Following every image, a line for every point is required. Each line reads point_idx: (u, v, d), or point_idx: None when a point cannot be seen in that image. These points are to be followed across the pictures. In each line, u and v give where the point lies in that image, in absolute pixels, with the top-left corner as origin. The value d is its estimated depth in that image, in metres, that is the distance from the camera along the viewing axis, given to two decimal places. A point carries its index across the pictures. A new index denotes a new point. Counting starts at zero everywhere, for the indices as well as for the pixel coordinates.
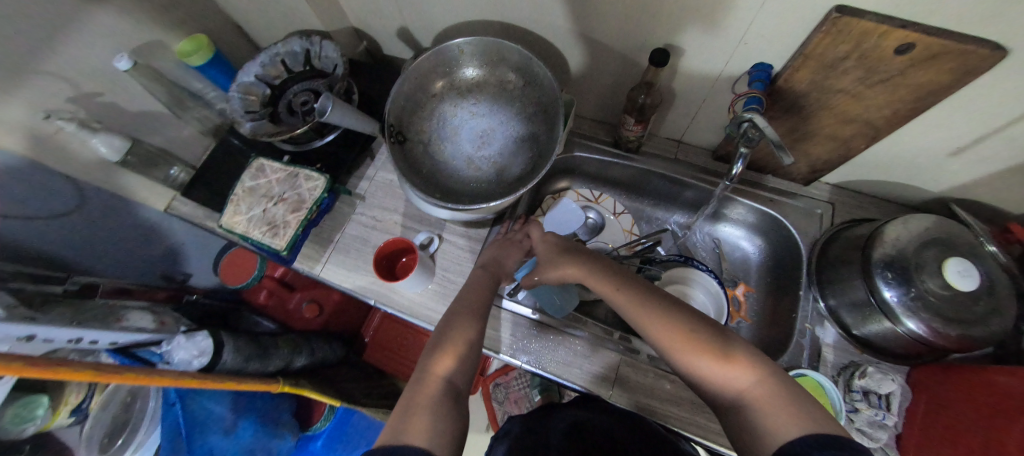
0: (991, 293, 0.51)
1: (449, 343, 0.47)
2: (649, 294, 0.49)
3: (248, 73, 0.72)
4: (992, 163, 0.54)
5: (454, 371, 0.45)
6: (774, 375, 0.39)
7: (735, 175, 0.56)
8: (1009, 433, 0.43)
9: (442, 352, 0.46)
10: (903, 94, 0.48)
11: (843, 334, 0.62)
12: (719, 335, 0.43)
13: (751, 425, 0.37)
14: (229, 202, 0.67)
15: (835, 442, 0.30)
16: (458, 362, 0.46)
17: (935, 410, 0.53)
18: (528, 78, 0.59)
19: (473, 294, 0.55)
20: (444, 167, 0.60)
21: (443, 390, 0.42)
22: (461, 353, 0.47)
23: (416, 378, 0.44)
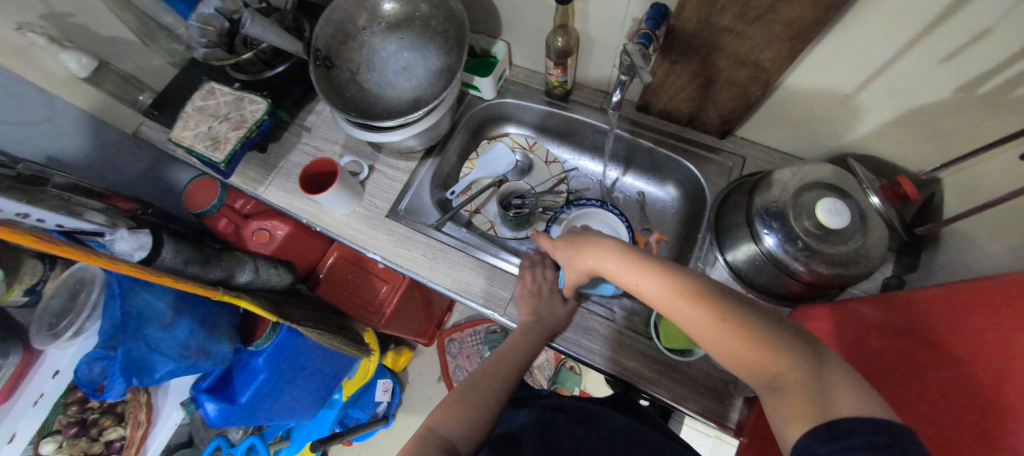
0: (858, 231, 0.53)
1: (454, 403, 0.50)
2: (679, 271, 0.45)
3: (207, 5, 0.76)
4: (877, 112, 0.56)
5: (453, 430, 0.47)
6: (810, 357, 0.34)
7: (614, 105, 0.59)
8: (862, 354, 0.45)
9: (444, 409, 0.50)
10: (779, 32, 0.50)
11: (733, 276, 0.65)
12: (749, 313, 0.38)
13: (781, 412, 0.33)
14: (180, 118, 0.73)
15: (862, 424, 0.27)
16: (462, 423, 0.48)
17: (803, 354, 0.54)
18: (445, 12, 0.63)
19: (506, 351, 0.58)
20: (368, 94, 0.65)
21: (440, 445, 0.45)
22: (463, 414, 0.49)
23: (421, 434, 0.47)
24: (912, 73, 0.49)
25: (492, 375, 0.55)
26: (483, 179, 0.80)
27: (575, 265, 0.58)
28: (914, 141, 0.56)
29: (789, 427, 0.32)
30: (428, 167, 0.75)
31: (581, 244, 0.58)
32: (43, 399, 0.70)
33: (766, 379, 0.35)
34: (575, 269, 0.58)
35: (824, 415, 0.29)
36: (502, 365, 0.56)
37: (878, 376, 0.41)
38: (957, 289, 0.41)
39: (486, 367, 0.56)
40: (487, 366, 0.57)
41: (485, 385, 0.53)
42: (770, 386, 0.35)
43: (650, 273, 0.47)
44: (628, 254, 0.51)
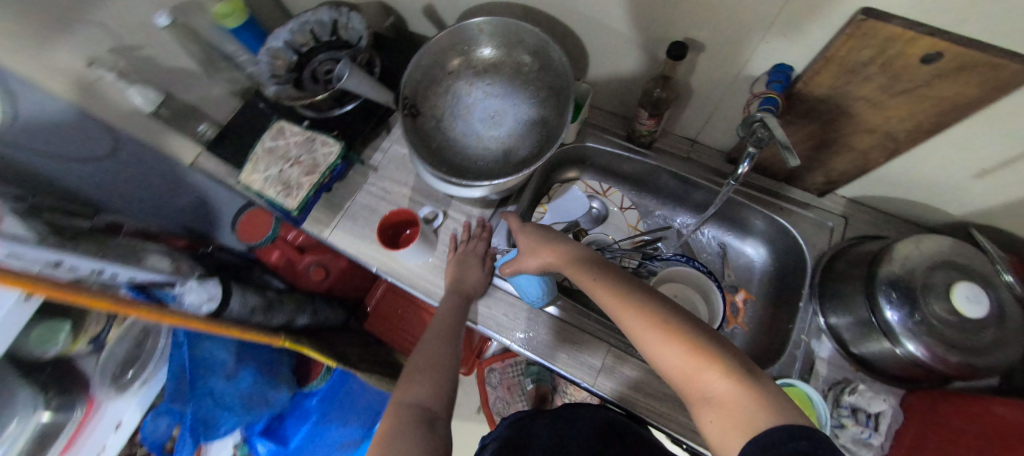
0: (998, 323, 0.49)
1: (417, 373, 0.50)
2: (626, 284, 0.47)
3: (276, 38, 0.74)
4: (1019, 190, 0.51)
5: (425, 397, 0.47)
6: (741, 368, 0.36)
7: (742, 175, 0.57)
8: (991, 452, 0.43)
9: (411, 382, 0.49)
10: (927, 107, 0.46)
11: (838, 350, 0.61)
12: (685, 322, 0.41)
13: (720, 426, 0.34)
14: (250, 160, 0.71)
15: (795, 429, 0.28)
16: (427, 389, 0.48)
17: (928, 434, 0.52)
18: (545, 62, 0.59)
19: (442, 317, 0.59)
20: (454, 143, 0.62)
21: (415, 413, 0.45)
22: (429, 382, 0.49)
23: (393, 407, 0.46)
24: None
25: (436, 341, 0.55)
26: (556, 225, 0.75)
27: (533, 253, 0.56)
28: None
29: (727, 439, 0.32)
30: (505, 214, 0.72)
31: (545, 237, 0.57)
32: (105, 453, 0.66)
33: (703, 392, 0.36)
34: (533, 257, 0.56)
35: (760, 427, 0.30)
36: (444, 330, 0.57)
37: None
38: None
39: (429, 333, 0.56)
40: (431, 330, 0.57)
41: (436, 354, 0.53)
42: (706, 397, 0.35)
43: (602, 281, 0.48)
44: (577, 251, 0.54)
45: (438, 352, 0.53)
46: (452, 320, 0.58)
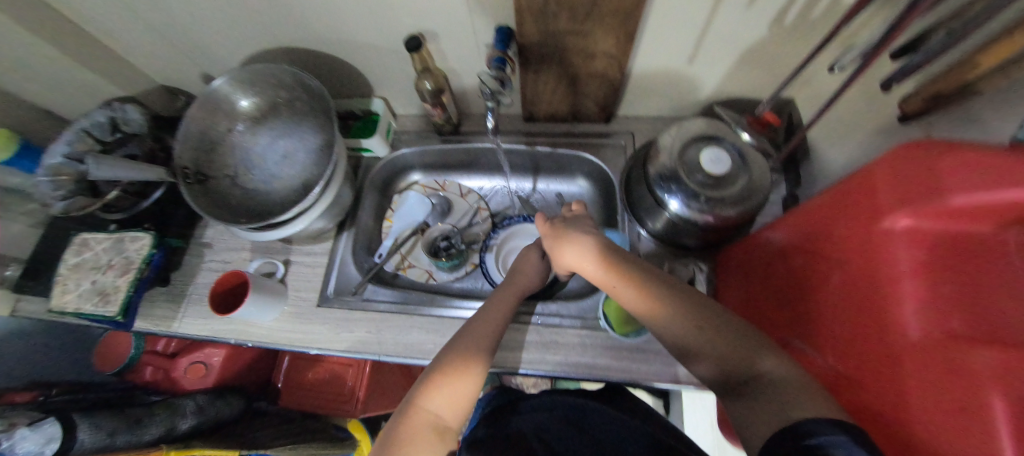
0: (738, 171, 0.60)
1: (447, 380, 0.48)
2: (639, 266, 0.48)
3: (54, 154, 0.71)
4: (719, 61, 0.64)
5: (442, 408, 0.47)
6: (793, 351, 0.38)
7: (494, 130, 0.62)
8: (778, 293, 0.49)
9: (436, 387, 0.47)
10: (612, 25, 0.55)
11: (656, 243, 0.70)
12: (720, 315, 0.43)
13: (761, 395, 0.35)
14: (56, 284, 0.67)
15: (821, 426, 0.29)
16: (451, 399, 0.47)
17: (739, 274, 0.60)
18: (306, 91, 0.62)
19: (491, 313, 0.56)
20: (254, 194, 0.63)
21: (431, 428, 0.45)
22: (453, 393, 0.47)
23: (408, 410, 0.46)
24: (731, 21, 0.57)
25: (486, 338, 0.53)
26: (405, 231, 0.77)
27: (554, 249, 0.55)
28: (756, 68, 0.65)
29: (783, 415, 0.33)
30: (343, 241, 0.72)
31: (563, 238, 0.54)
32: None
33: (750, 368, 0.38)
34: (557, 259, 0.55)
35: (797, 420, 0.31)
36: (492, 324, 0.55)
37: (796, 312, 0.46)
38: (821, 200, 0.44)
39: (440, 366, 0.49)
40: (476, 323, 0.55)
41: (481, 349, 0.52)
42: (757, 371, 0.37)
43: (591, 260, 0.50)
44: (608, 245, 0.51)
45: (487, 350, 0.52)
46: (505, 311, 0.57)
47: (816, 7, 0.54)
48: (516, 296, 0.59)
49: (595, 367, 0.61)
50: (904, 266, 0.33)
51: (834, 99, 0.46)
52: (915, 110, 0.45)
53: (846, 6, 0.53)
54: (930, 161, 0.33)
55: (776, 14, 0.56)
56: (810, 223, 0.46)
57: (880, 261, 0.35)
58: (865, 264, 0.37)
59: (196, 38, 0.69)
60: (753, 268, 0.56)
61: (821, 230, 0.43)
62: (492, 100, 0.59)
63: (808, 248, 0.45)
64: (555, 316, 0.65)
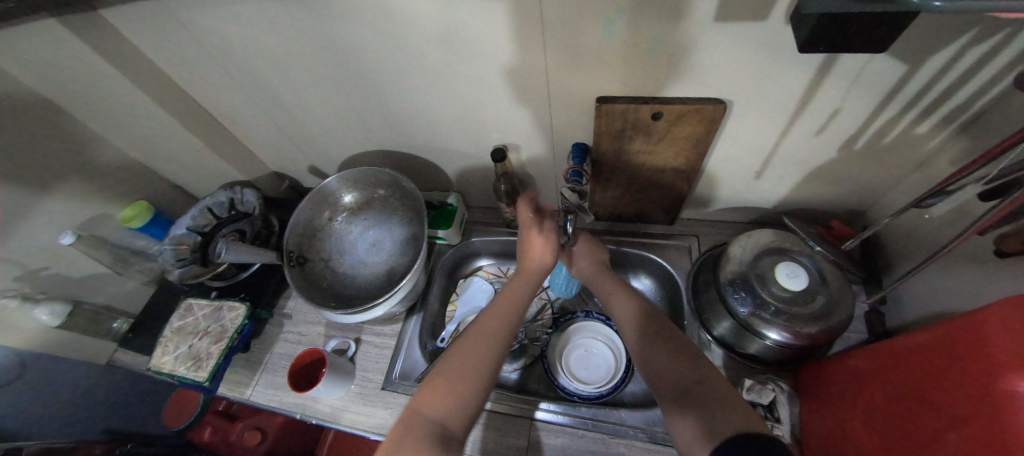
0: (819, 288, 0.59)
1: (448, 383, 0.48)
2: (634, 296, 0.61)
3: (180, 225, 0.84)
4: (788, 177, 0.67)
5: (446, 414, 0.46)
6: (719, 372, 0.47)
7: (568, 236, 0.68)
8: (880, 430, 0.43)
9: (436, 391, 0.47)
10: (682, 145, 0.61)
11: (728, 353, 0.67)
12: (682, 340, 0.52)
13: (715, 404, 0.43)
14: (159, 344, 0.74)
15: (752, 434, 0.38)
16: (450, 403, 0.47)
17: (822, 401, 0.55)
18: (400, 190, 0.70)
19: (505, 306, 0.57)
20: (342, 278, 0.69)
21: (435, 434, 0.44)
22: (456, 397, 0.47)
23: (406, 418, 0.46)
24: (799, 147, 0.61)
25: (492, 338, 0.53)
26: (468, 317, 0.81)
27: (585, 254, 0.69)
28: (822, 186, 0.67)
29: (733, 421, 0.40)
30: (412, 324, 0.77)
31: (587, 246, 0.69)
32: None
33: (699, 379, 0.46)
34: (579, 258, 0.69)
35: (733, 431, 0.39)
36: (501, 323, 0.55)
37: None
38: (927, 336, 0.41)
39: (451, 356, 0.51)
40: (483, 325, 0.55)
41: (487, 355, 0.51)
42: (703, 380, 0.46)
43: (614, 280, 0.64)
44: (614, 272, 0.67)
45: (495, 353, 0.52)
46: (514, 308, 0.57)
47: (883, 137, 0.56)
48: (529, 283, 0.60)
49: None
50: None
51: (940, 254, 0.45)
52: (1014, 249, 0.42)
53: (916, 137, 0.55)
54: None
55: (843, 141, 0.58)
56: (915, 360, 0.41)
57: (999, 424, 0.30)
58: (983, 423, 0.32)
59: (315, 142, 0.82)
60: (844, 396, 0.51)
61: (930, 371, 0.39)
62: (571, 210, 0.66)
63: (915, 387, 0.40)
64: (619, 424, 0.63)
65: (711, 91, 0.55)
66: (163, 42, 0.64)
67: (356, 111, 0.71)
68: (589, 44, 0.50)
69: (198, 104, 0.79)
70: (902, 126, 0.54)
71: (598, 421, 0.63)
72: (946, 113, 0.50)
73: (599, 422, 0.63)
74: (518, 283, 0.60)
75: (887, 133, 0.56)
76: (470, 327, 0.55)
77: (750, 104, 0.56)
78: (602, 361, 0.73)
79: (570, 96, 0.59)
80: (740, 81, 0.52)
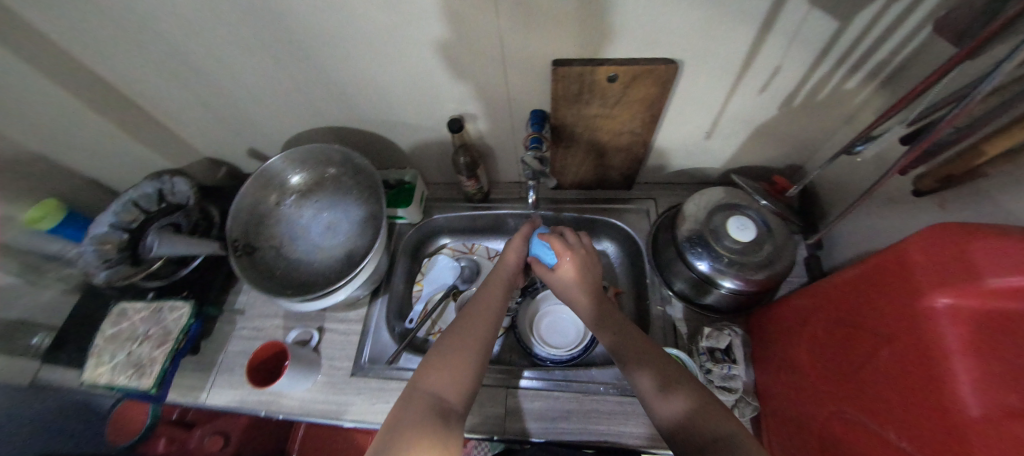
0: (766, 235, 0.63)
1: (443, 360, 0.53)
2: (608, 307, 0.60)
3: (102, 224, 0.74)
4: (735, 136, 0.71)
5: (442, 387, 0.51)
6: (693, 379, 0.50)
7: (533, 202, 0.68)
8: (821, 359, 0.48)
9: (434, 368, 0.53)
10: (637, 108, 0.62)
11: (688, 306, 0.71)
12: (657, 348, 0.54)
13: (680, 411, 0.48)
14: (90, 355, 0.67)
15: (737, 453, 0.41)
16: (447, 380, 0.52)
17: (770, 339, 0.60)
18: (353, 168, 0.66)
19: (489, 293, 0.63)
20: (298, 265, 0.65)
21: (432, 406, 0.49)
22: (449, 372, 0.52)
23: (407, 394, 0.51)
24: (744, 106, 0.64)
25: (477, 323, 0.59)
26: (435, 295, 0.79)
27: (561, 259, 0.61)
28: (766, 143, 0.72)
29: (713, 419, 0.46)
30: (379, 307, 0.74)
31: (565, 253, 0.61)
32: None
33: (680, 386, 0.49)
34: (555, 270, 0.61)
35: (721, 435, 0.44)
36: (485, 313, 0.60)
37: (841, 379, 0.44)
38: (853, 269, 0.45)
39: (447, 339, 0.57)
40: (469, 314, 0.60)
41: (474, 340, 0.56)
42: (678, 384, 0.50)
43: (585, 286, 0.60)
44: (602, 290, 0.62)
45: (481, 335, 0.57)
46: (492, 299, 0.62)
47: (818, 93, 0.60)
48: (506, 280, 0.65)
49: (621, 436, 0.60)
50: (953, 342, 0.32)
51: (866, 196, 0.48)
52: (928, 188, 0.48)
53: (845, 92, 0.59)
54: (960, 243, 0.33)
55: (782, 99, 0.62)
56: (849, 296, 0.45)
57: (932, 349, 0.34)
58: (913, 342, 0.36)
59: (252, 122, 0.75)
60: (791, 333, 0.55)
61: (859, 301, 0.43)
62: (533, 178, 0.65)
63: (852, 320, 0.44)
64: (594, 384, 0.65)
65: (663, 51, 0.56)
66: (45, 5, 0.54)
67: (295, 84, 0.65)
68: (542, 4, 0.48)
69: (105, 83, 0.69)
70: (834, 82, 0.58)
71: (572, 381, 0.66)
72: (872, 67, 0.54)
73: (573, 381, 0.66)
74: (495, 283, 0.65)
75: (821, 89, 0.59)
76: (458, 318, 0.60)
77: (700, 64, 0.57)
78: (573, 326, 0.75)
79: (525, 62, 0.58)
80: (687, 40, 0.53)
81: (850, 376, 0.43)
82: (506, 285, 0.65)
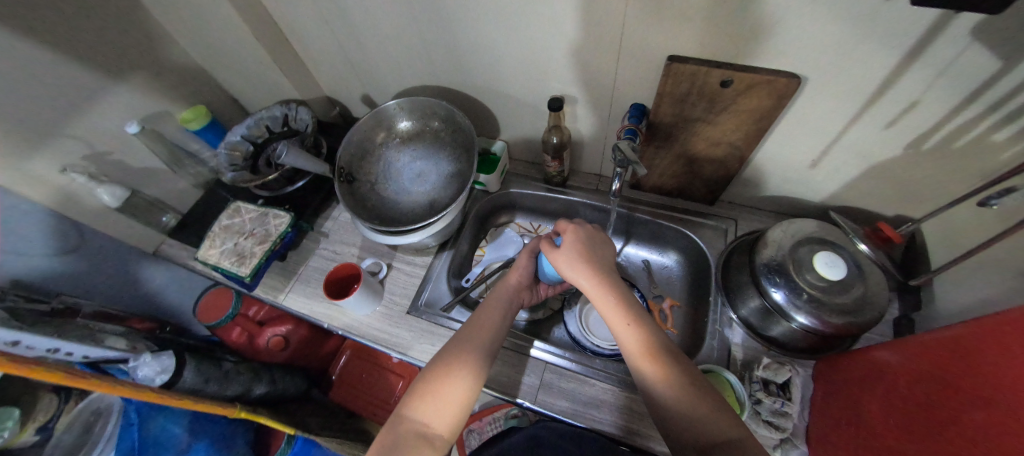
0: (860, 279, 0.59)
1: (427, 387, 0.52)
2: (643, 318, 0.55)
3: (235, 134, 0.87)
4: (845, 171, 0.66)
5: (428, 417, 0.50)
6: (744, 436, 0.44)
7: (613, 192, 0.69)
8: (902, 414, 0.43)
9: (418, 395, 0.51)
10: (744, 119, 0.61)
11: (749, 334, 0.68)
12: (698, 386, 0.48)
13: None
14: (206, 238, 0.79)
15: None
16: (432, 409, 0.50)
17: (840, 390, 0.55)
18: (453, 125, 0.72)
19: (483, 316, 0.61)
20: (387, 201, 0.72)
21: (415, 437, 0.48)
22: (435, 399, 0.51)
23: (393, 421, 0.50)
24: (863, 138, 0.60)
25: (467, 348, 0.56)
26: (494, 263, 0.83)
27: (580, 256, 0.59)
28: (878, 184, 0.66)
29: None
30: (443, 259, 0.79)
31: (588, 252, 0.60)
32: None
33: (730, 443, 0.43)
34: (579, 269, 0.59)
35: None
36: (480, 334, 0.58)
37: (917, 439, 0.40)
38: (971, 324, 0.40)
39: (434, 360, 0.55)
40: (462, 332, 0.59)
41: (463, 364, 0.54)
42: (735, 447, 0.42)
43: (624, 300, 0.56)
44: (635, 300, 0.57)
45: (471, 363, 0.54)
46: (485, 322, 0.60)
47: (956, 140, 0.55)
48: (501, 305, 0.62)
49: (648, 440, 0.59)
50: None
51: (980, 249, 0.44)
52: None
53: (990, 145, 0.53)
54: None
55: (912, 137, 0.57)
56: (951, 353, 0.40)
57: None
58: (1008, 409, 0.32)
59: (373, 71, 0.84)
60: (869, 385, 0.50)
61: (965, 360, 0.38)
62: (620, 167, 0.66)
63: (946, 379, 0.39)
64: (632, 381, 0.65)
65: (788, 63, 0.54)
66: None
67: (420, 42, 0.72)
68: None
69: (268, 18, 0.81)
70: (981, 129, 0.52)
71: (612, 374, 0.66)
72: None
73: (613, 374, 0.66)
74: (492, 305, 0.63)
75: (960, 136, 0.54)
76: (460, 330, 0.59)
77: (826, 83, 0.54)
78: None
79: (639, 53, 0.59)
80: (818, 54, 0.51)
81: (928, 437, 0.39)
82: (505, 309, 0.63)
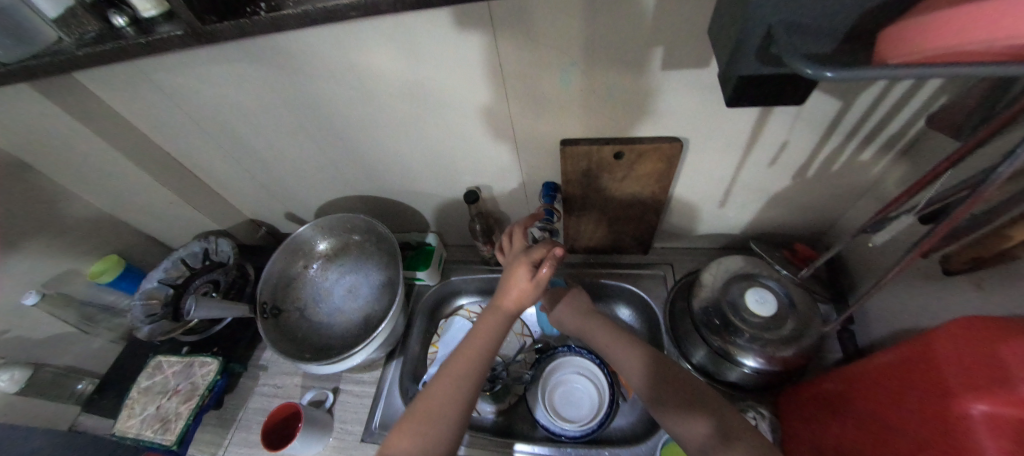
0: (789, 310, 0.61)
1: (415, 420, 0.48)
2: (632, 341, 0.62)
3: (152, 279, 0.81)
4: (751, 205, 0.70)
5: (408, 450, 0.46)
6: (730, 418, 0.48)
7: None
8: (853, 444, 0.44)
9: (403, 428, 0.48)
10: (647, 181, 0.64)
11: (709, 382, 0.67)
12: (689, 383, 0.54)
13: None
14: (124, 407, 0.71)
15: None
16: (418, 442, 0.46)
17: (804, 425, 0.54)
18: (376, 235, 0.71)
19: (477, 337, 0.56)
20: (318, 327, 0.68)
21: None
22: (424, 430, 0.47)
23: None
24: (754, 177, 0.64)
25: (461, 375, 0.52)
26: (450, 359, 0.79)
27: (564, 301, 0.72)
28: (782, 211, 0.71)
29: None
30: (393, 370, 0.75)
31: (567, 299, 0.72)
32: None
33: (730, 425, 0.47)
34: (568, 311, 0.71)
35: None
36: (473, 357, 0.54)
37: None
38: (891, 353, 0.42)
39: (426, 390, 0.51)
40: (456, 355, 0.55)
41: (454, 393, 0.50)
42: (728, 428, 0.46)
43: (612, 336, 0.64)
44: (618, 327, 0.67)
45: (467, 390, 0.51)
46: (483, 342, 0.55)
47: (831, 165, 0.60)
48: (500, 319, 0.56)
49: None
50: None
51: (883, 282, 0.43)
52: (957, 268, 0.45)
53: (860, 163, 0.58)
54: (999, 345, 0.32)
55: (794, 170, 0.62)
56: (879, 385, 0.43)
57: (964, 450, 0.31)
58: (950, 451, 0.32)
59: (290, 191, 0.83)
60: (822, 422, 0.50)
61: (896, 393, 0.40)
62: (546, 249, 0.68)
63: (882, 411, 0.41)
64: None
65: (667, 130, 0.58)
66: (131, 101, 0.65)
67: (329, 160, 0.72)
68: (549, 93, 0.53)
69: (174, 159, 0.80)
70: (846, 154, 0.57)
71: None
72: (883, 142, 0.54)
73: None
74: (488, 320, 0.56)
75: (834, 162, 0.59)
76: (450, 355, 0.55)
77: (706, 140, 0.59)
78: (589, 396, 0.72)
79: (534, 142, 0.62)
80: (689, 121, 0.56)
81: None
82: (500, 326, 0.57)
